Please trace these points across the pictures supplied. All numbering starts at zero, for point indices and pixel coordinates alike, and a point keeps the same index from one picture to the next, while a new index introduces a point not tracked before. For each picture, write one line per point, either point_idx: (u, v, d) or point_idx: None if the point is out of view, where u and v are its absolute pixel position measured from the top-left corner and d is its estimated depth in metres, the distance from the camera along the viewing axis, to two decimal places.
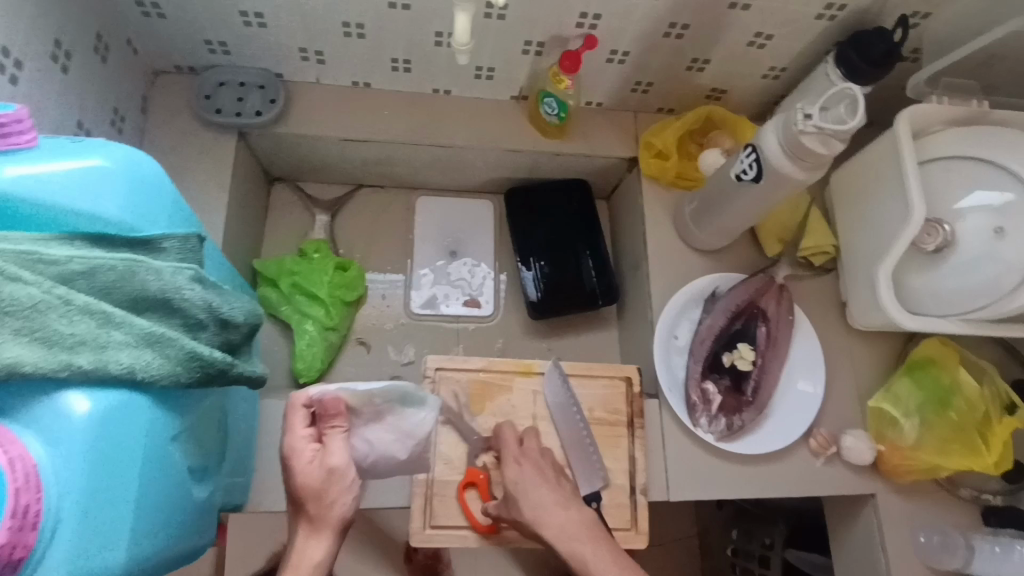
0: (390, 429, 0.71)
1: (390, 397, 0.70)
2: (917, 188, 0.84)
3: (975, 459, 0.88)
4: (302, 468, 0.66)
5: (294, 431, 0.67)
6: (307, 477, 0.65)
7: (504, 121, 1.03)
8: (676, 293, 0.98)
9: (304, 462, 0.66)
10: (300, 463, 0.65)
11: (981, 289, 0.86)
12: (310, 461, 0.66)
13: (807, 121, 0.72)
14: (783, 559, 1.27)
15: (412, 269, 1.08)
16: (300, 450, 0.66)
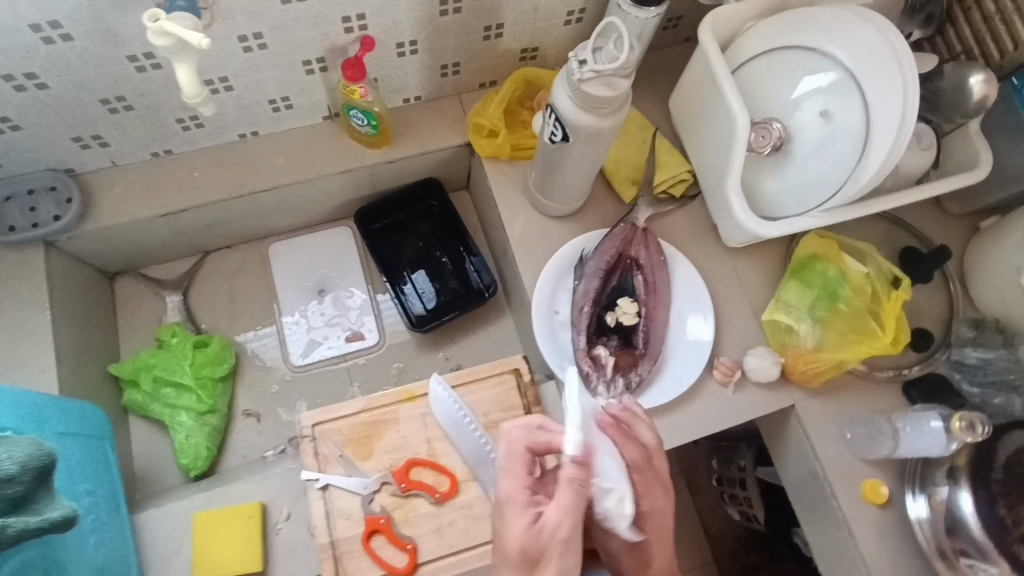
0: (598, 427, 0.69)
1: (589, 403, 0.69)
2: (733, 93, 0.80)
3: (873, 344, 0.86)
4: (515, 530, 0.64)
5: (515, 484, 0.66)
6: (522, 539, 0.63)
7: (324, 145, 0.97)
8: (545, 267, 0.94)
9: (518, 526, 0.64)
10: (519, 518, 0.64)
11: (830, 173, 0.83)
12: (528, 524, 0.64)
13: (584, 67, 0.68)
14: (757, 478, 1.22)
15: (279, 318, 1.04)
16: (518, 506, 0.65)
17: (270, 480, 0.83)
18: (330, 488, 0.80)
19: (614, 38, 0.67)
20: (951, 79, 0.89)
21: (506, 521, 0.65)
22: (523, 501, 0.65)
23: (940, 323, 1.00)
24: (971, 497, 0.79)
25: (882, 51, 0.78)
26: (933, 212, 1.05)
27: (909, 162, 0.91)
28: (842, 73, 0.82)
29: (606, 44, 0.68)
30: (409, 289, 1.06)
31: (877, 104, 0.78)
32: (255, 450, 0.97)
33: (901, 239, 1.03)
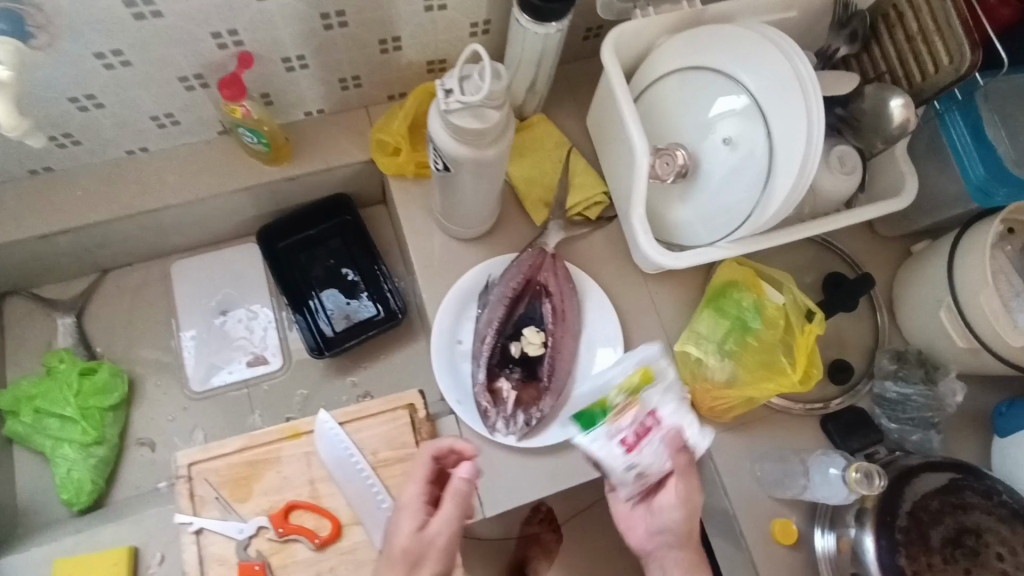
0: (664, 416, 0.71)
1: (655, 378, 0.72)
2: (632, 120, 0.77)
3: (781, 381, 0.83)
4: (403, 531, 0.65)
5: (415, 488, 0.67)
6: (408, 542, 0.63)
7: (217, 161, 0.91)
8: (448, 294, 0.90)
9: (405, 530, 0.64)
10: (409, 516, 0.65)
11: (737, 202, 0.79)
12: (416, 527, 0.64)
13: (451, 98, 0.66)
14: None
15: (175, 332, 1.01)
16: (415, 515, 0.65)
17: (147, 520, 0.81)
18: (205, 532, 0.78)
19: (480, 69, 0.66)
20: (872, 100, 0.84)
21: (396, 523, 0.66)
22: (422, 509, 0.66)
23: (865, 353, 0.96)
24: (874, 543, 0.77)
25: (787, 78, 0.74)
26: (865, 234, 1.01)
27: (834, 185, 0.84)
28: (748, 99, 0.77)
29: (473, 74, 0.66)
30: (317, 309, 1.02)
31: (782, 135, 0.74)
32: (147, 482, 0.94)
33: (830, 263, 0.99)
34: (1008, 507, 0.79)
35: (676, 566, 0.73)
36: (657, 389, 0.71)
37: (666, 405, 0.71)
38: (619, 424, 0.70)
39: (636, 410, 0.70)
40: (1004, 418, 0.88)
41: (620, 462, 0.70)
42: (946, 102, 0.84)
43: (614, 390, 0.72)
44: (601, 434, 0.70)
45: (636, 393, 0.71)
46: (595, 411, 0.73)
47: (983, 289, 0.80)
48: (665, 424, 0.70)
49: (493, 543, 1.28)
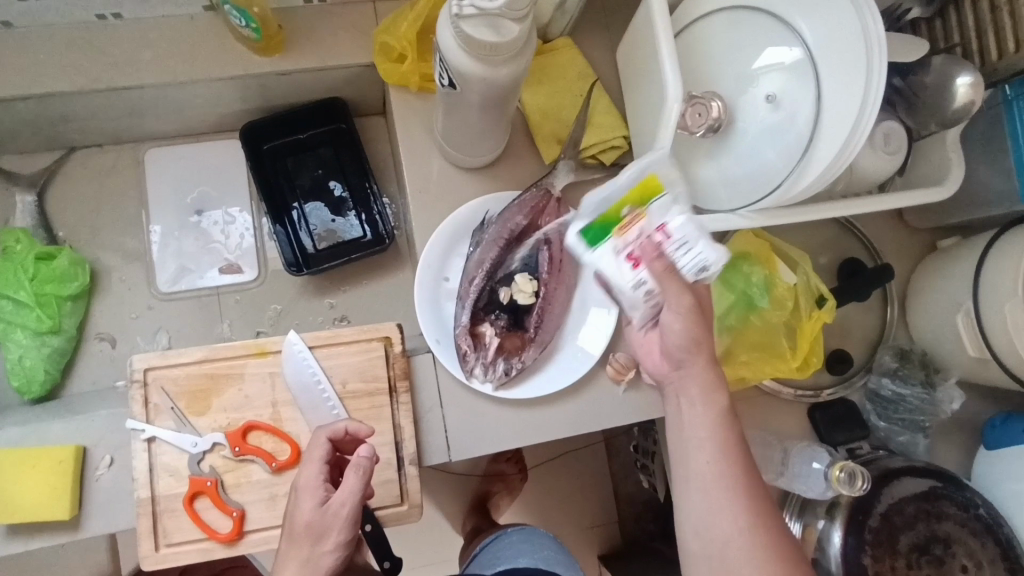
0: (670, 233, 0.61)
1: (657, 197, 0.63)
2: (668, 54, 0.68)
3: (779, 365, 0.81)
4: (304, 509, 0.65)
5: (312, 468, 0.67)
6: (310, 517, 0.64)
7: (200, 42, 0.82)
8: (440, 226, 0.83)
9: (307, 506, 0.65)
10: (309, 497, 0.65)
11: (768, 168, 0.72)
12: (317, 503, 0.65)
13: (465, 1, 0.57)
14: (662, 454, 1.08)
15: (143, 222, 0.96)
16: (313, 498, 0.65)
17: (95, 422, 0.78)
18: (158, 441, 0.74)
19: None
20: (937, 74, 0.75)
21: (297, 502, 0.66)
22: (322, 490, 0.66)
23: (867, 346, 0.91)
24: (841, 539, 0.75)
25: (852, 33, 0.65)
26: (892, 221, 0.94)
27: (874, 165, 0.77)
28: (802, 52, 0.69)
29: None
30: (299, 222, 0.96)
31: (829, 100, 0.67)
32: (105, 379, 0.92)
33: (849, 245, 0.93)
34: (982, 522, 0.77)
35: (694, 387, 0.63)
36: (660, 203, 0.63)
37: (677, 218, 0.61)
38: (625, 239, 0.63)
39: (642, 225, 0.63)
40: (996, 432, 0.84)
41: (629, 278, 0.62)
42: (1018, 86, 0.75)
43: (621, 203, 0.64)
44: (608, 248, 0.64)
45: (643, 206, 0.63)
46: (603, 226, 0.65)
47: (1010, 299, 0.75)
48: (675, 239, 0.61)
49: (457, 478, 1.27)
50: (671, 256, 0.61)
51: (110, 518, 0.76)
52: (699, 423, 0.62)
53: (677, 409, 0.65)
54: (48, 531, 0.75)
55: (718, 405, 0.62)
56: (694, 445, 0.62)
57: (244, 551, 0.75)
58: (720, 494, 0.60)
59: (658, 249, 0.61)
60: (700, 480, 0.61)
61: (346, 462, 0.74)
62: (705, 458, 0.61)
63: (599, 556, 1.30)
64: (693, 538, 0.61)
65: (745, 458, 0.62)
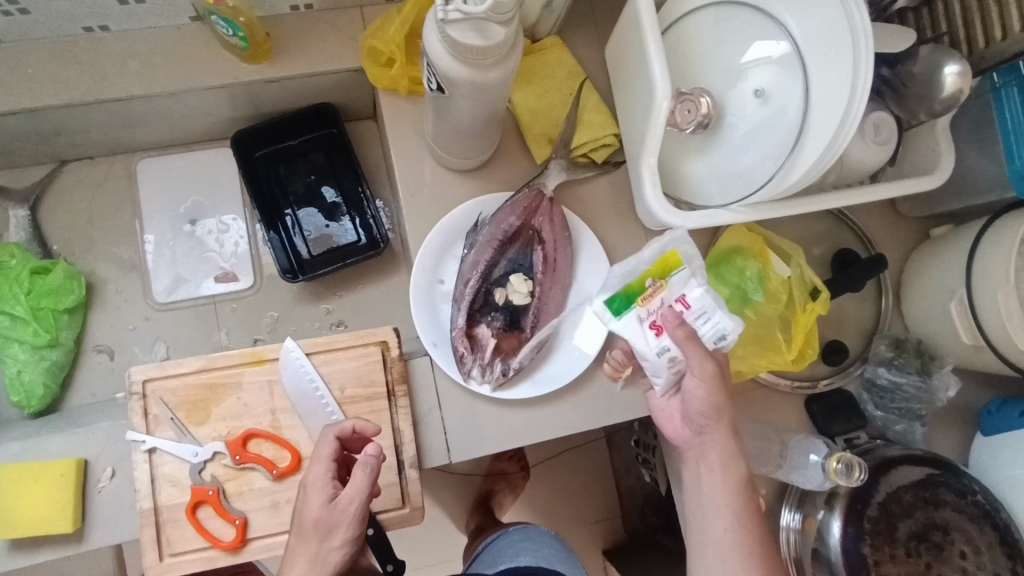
0: (689, 303, 0.70)
1: (676, 268, 0.71)
2: (656, 49, 0.69)
3: (776, 358, 0.81)
4: (313, 505, 0.66)
5: (320, 466, 0.68)
6: (318, 514, 0.65)
7: (189, 51, 0.82)
8: (433, 229, 0.83)
9: (315, 503, 0.66)
10: (318, 494, 0.66)
11: (759, 161, 0.72)
12: (325, 501, 0.66)
13: (449, 6, 0.56)
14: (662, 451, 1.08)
15: (137, 233, 0.96)
16: (322, 495, 0.66)
17: (96, 434, 0.78)
18: (158, 451, 0.75)
19: None
20: (924, 64, 0.75)
21: (306, 498, 0.67)
22: (331, 486, 0.67)
23: (862, 336, 0.92)
24: (841, 529, 0.76)
25: (839, 24, 0.65)
26: (884, 211, 0.94)
27: (864, 156, 0.77)
28: (789, 46, 0.70)
29: None
30: (293, 228, 0.96)
31: (817, 92, 0.67)
32: (104, 390, 0.92)
33: (842, 236, 0.93)
34: (980, 508, 0.78)
35: (714, 455, 0.70)
36: (680, 275, 0.71)
37: (695, 291, 0.70)
38: (649, 308, 0.71)
39: (664, 294, 0.71)
40: (992, 418, 0.85)
41: (654, 345, 0.70)
42: (1006, 74, 0.74)
43: (645, 275, 0.72)
44: (634, 317, 0.71)
45: (665, 278, 0.71)
46: (627, 297, 0.72)
47: (1003, 287, 0.75)
48: (693, 310, 0.70)
49: (459, 478, 1.28)
50: (690, 322, 0.69)
51: (113, 530, 0.77)
52: (718, 491, 0.70)
53: (695, 472, 0.72)
54: (52, 544, 0.76)
55: (734, 472, 0.70)
56: (713, 512, 0.69)
57: (248, 558, 0.75)
58: (737, 558, 0.67)
59: (678, 318, 0.68)
60: (718, 545, 0.68)
61: (355, 460, 0.75)
62: (722, 525, 0.69)
63: (603, 551, 1.31)
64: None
65: (758, 522, 0.69)
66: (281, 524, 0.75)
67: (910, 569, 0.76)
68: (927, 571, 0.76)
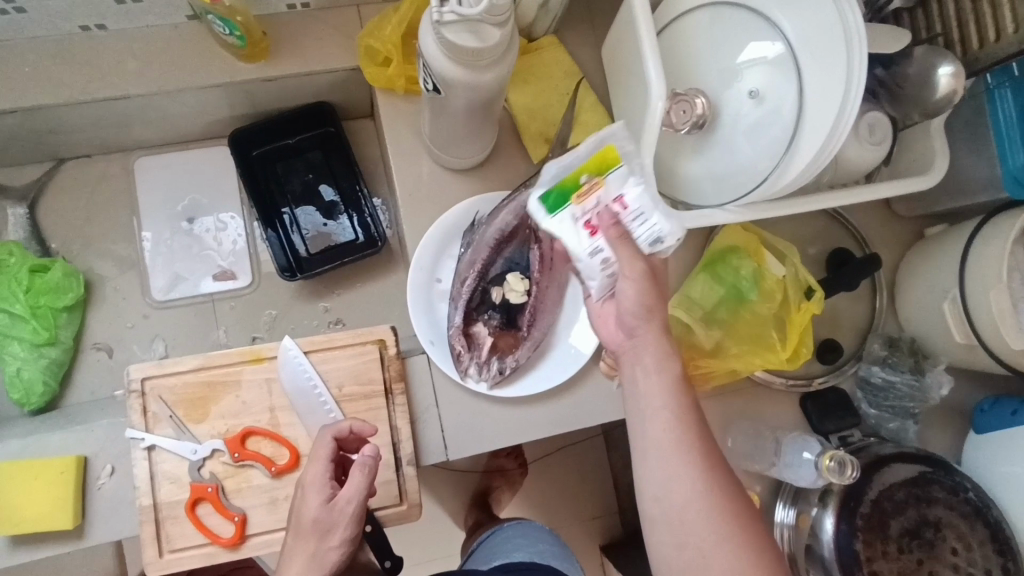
0: (629, 205, 0.65)
1: (617, 168, 0.66)
2: (651, 51, 0.69)
3: (771, 356, 0.81)
4: (310, 506, 0.66)
5: (318, 466, 0.68)
6: (316, 514, 0.65)
7: (187, 50, 0.82)
8: (430, 228, 0.83)
9: (313, 504, 0.66)
10: (315, 494, 0.66)
11: (756, 160, 0.73)
12: (324, 501, 0.66)
13: (444, 7, 0.56)
14: None
15: (134, 231, 0.96)
16: (319, 495, 0.66)
17: (95, 432, 0.78)
18: (158, 449, 0.75)
19: None
20: (918, 65, 0.76)
21: (303, 498, 0.67)
22: (327, 486, 0.67)
23: (857, 334, 0.92)
24: (834, 526, 0.76)
25: (833, 26, 0.65)
26: (878, 210, 0.95)
27: (859, 156, 0.78)
28: (783, 47, 0.70)
29: None
30: (291, 226, 0.97)
31: (811, 92, 0.68)
32: (103, 388, 0.92)
33: (836, 235, 0.94)
34: (971, 505, 0.78)
35: (648, 356, 0.65)
36: (617, 174, 0.65)
37: (633, 189, 0.65)
38: (584, 205, 0.67)
39: (601, 193, 0.66)
40: (985, 415, 0.86)
41: (586, 245, 0.67)
42: (1000, 75, 0.76)
43: (580, 172, 0.67)
44: (567, 216, 0.68)
45: (602, 175, 0.66)
46: (563, 193, 0.68)
47: (995, 286, 0.76)
48: (631, 211, 0.65)
49: (457, 475, 1.29)
50: (624, 225, 0.65)
51: (112, 527, 0.77)
52: (654, 391, 0.63)
53: (631, 376, 0.66)
54: (53, 540, 0.76)
55: (671, 372, 0.64)
56: (649, 413, 0.63)
57: (247, 554, 0.76)
58: (680, 460, 0.61)
59: (611, 218, 0.66)
60: (657, 446, 0.62)
61: (351, 461, 0.75)
62: (660, 426, 0.62)
63: (601, 547, 1.31)
64: (653, 503, 0.62)
65: (698, 422, 0.63)
66: (279, 520, 0.76)
67: (902, 566, 0.77)
68: (920, 568, 0.77)
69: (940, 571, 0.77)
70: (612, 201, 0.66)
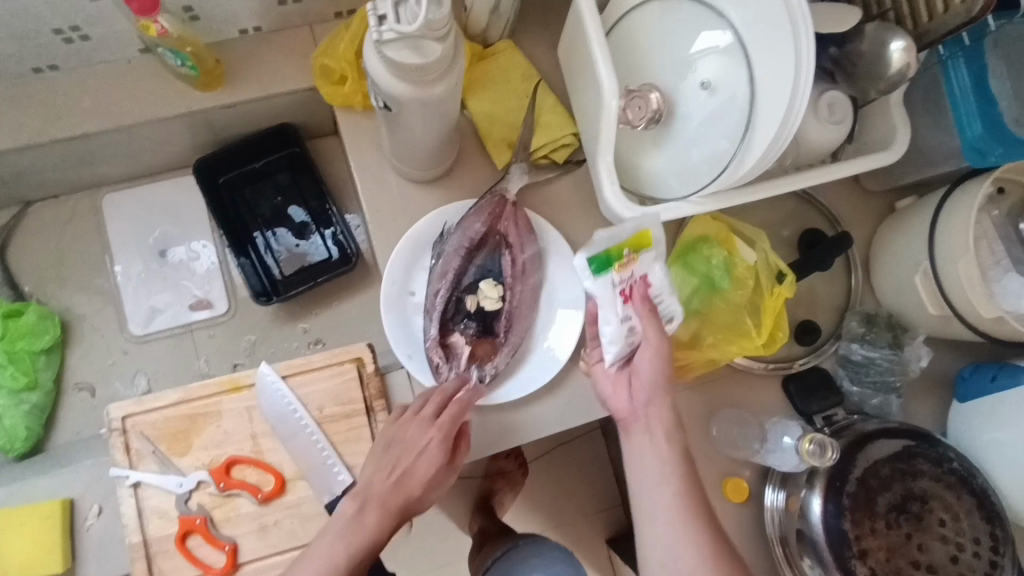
0: (660, 286, 0.69)
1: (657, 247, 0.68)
2: (600, 51, 0.68)
3: (746, 343, 0.81)
4: (430, 458, 0.70)
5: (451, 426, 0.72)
6: (436, 469, 0.70)
7: (142, 83, 0.82)
8: (400, 242, 0.83)
9: (437, 458, 0.70)
10: (429, 457, 0.70)
11: (715, 151, 0.73)
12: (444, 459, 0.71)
13: (383, 26, 0.55)
14: None
15: (108, 268, 0.96)
16: (436, 452, 0.70)
17: (79, 474, 0.81)
18: (143, 485, 0.75)
19: None
20: (870, 41, 0.75)
21: (424, 452, 0.70)
22: (446, 444, 0.71)
23: (835, 313, 0.93)
24: (821, 506, 0.77)
25: (775, 11, 0.65)
26: (848, 188, 0.95)
27: (821, 136, 0.78)
28: (733, 36, 0.71)
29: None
30: (263, 249, 0.97)
31: (761, 80, 0.68)
32: (88, 427, 0.92)
33: (807, 215, 0.94)
34: (956, 474, 0.79)
35: (658, 426, 0.72)
36: (652, 255, 0.68)
37: (660, 272, 0.69)
38: (624, 276, 0.67)
39: (636, 268, 0.67)
40: (966, 384, 0.87)
41: (619, 314, 0.69)
42: (952, 46, 0.76)
43: (623, 245, 0.66)
44: (608, 282, 0.67)
45: (638, 252, 0.67)
46: (606, 260, 0.66)
47: (963, 256, 0.76)
48: (656, 289, 0.70)
49: (458, 482, 1.29)
50: (649, 304, 0.70)
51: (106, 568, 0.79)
52: (661, 459, 0.71)
53: (641, 445, 0.72)
54: None
55: (676, 446, 0.72)
56: (660, 480, 0.70)
57: None
58: (684, 527, 0.68)
59: (642, 292, 0.69)
60: (661, 517, 0.69)
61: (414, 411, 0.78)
62: (670, 492, 0.70)
63: (606, 541, 1.32)
64: (659, 568, 0.69)
65: (700, 492, 0.71)
66: (272, 546, 0.76)
67: (891, 541, 0.77)
68: (908, 542, 0.77)
69: (930, 544, 0.77)
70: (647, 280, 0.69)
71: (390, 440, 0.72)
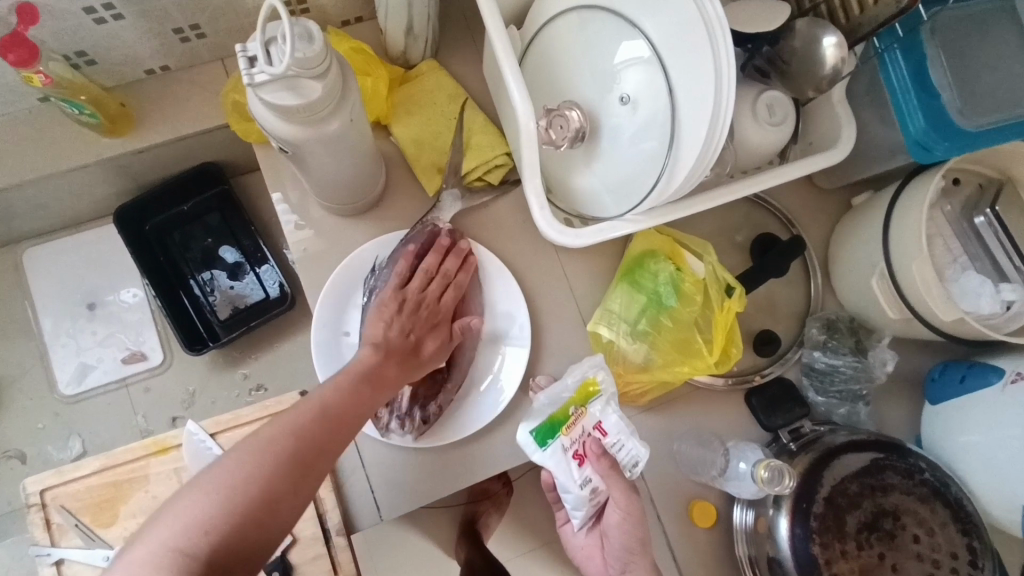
0: (617, 433, 0.70)
1: (602, 395, 0.70)
2: (511, 70, 0.64)
3: (699, 363, 0.76)
4: (438, 341, 0.74)
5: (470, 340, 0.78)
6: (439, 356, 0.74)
7: (43, 134, 0.77)
8: (329, 280, 0.78)
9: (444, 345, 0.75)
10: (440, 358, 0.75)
11: (646, 165, 0.68)
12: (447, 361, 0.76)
13: (253, 68, 0.51)
14: None
15: (34, 327, 0.92)
16: (443, 335, 0.75)
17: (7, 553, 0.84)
18: (67, 562, 0.71)
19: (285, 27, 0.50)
20: (803, 38, 0.71)
21: (438, 329, 0.75)
22: (450, 330, 0.76)
23: (796, 319, 0.88)
24: (788, 529, 0.73)
25: (691, 19, 0.62)
26: (800, 187, 0.91)
27: (761, 139, 0.74)
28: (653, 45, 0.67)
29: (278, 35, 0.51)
30: (198, 296, 0.93)
31: (684, 90, 0.64)
32: (20, 496, 0.88)
33: (759, 219, 0.90)
34: (929, 486, 0.75)
35: None
36: (600, 404, 0.70)
37: (612, 419, 0.70)
38: (572, 436, 0.69)
39: (585, 421, 0.69)
40: (937, 385, 0.82)
41: (576, 476, 0.69)
42: (887, 38, 0.71)
43: (567, 404, 0.69)
44: (557, 447, 0.68)
45: (585, 405, 0.70)
46: (551, 426, 0.68)
47: (917, 258, 0.72)
48: (611, 440, 0.70)
49: None
50: (610, 454, 0.69)
51: None
52: None
53: None
54: None
55: None
56: None
57: None
58: None
59: (598, 449, 0.69)
60: None
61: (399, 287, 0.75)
62: None
63: None
64: None
65: None
66: None
67: (864, 562, 0.73)
68: (882, 562, 0.73)
69: (905, 563, 0.73)
70: (602, 431, 0.70)
71: (411, 305, 0.74)
